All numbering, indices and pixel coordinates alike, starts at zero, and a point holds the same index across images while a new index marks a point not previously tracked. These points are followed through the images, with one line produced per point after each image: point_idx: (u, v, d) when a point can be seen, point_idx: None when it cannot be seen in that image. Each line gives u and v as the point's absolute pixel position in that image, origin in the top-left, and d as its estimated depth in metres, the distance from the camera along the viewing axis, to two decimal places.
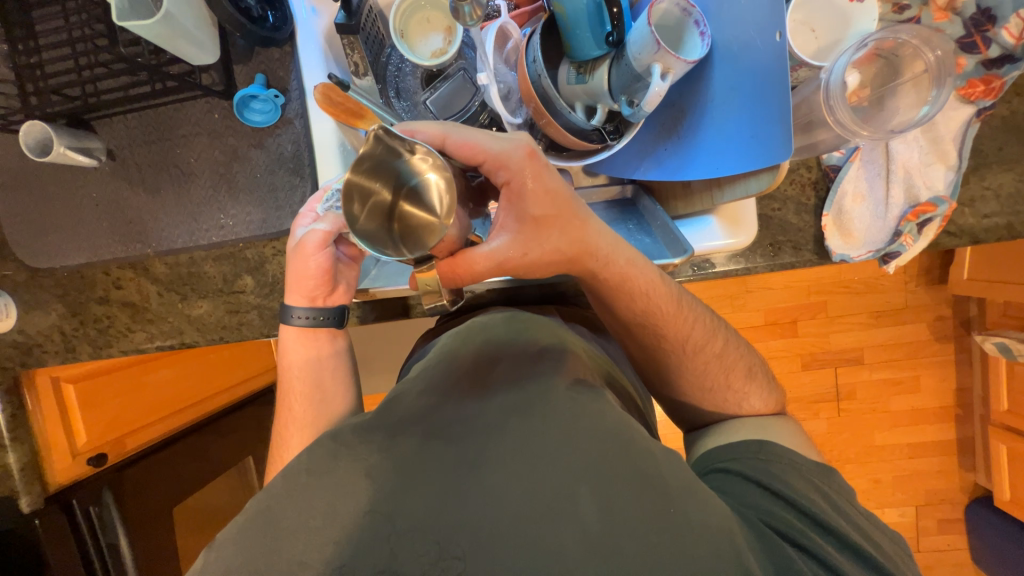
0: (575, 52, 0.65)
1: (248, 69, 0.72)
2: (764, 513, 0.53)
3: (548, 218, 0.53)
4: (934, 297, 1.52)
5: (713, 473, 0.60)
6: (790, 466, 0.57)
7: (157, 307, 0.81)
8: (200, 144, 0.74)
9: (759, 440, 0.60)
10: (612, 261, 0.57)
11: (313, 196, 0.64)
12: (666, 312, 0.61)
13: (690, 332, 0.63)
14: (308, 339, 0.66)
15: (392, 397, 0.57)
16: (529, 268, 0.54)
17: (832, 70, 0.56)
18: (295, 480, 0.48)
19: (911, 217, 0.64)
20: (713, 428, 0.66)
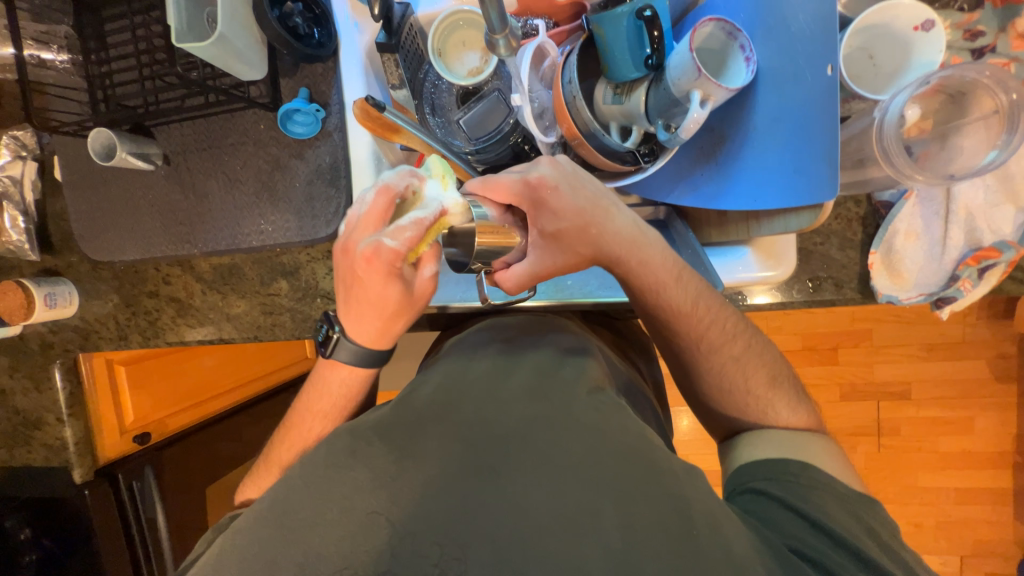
0: (612, 73, 0.64)
1: (294, 83, 0.75)
2: (803, 546, 0.44)
3: (563, 231, 0.55)
4: (996, 333, 1.40)
5: (745, 494, 0.52)
6: (832, 496, 0.48)
7: (200, 303, 0.86)
8: (246, 152, 0.78)
9: (800, 461, 0.52)
10: (623, 262, 0.56)
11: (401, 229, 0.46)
12: (677, 306, 0.56)
13: (722, 347, 0.58)
14: (359, 367, 0.58)
15: (409, 390, 0.54)
16: (561, 271, 0.57)
17: (887, 107, 0.53)
18: (318, 466, 0.45)
19: (970, 261, 0.59)
20: (747, 439, 0.58)
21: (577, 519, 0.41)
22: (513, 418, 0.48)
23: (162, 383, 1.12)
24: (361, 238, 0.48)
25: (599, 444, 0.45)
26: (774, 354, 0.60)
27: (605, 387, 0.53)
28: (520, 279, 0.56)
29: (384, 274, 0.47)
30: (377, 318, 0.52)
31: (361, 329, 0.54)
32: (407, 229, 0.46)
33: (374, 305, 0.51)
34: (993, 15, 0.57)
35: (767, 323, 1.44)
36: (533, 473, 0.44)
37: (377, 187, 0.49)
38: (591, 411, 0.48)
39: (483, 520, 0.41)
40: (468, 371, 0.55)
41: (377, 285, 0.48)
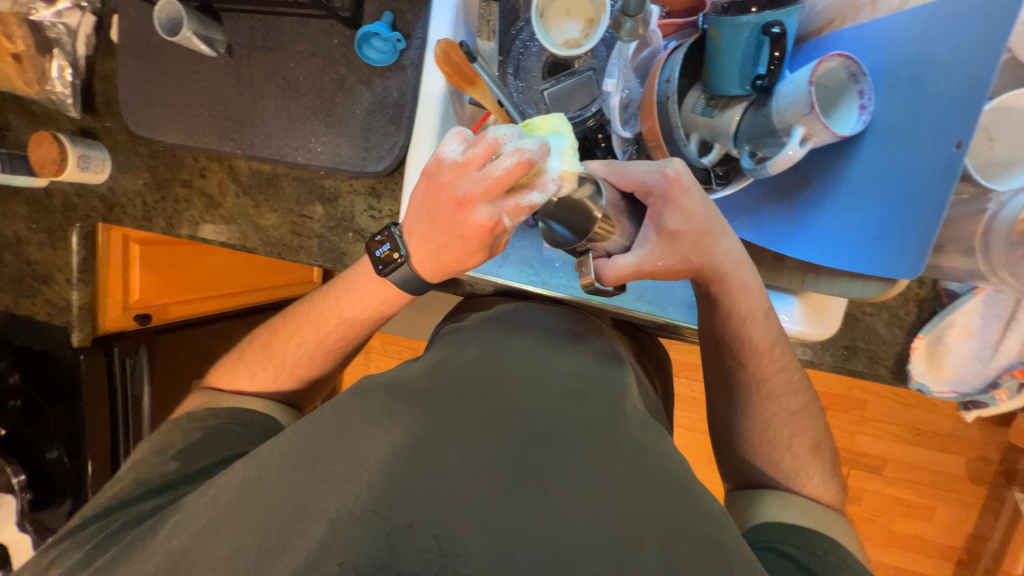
0: (712, 82, 0.60)
1: (380, 4, 0.71)
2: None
3: (683, 233, 0.53)
4: (986, 435, 1.40)
5: (760, 547, 0.51)
6: (852, 574, 0.48)
7: (231, 206, 0.84)
8: (313, 64, 0.74)
9: (820, 532, 0.51)
10: (727, 280, 0.55)
11: (517, 205, 0.48)
12: (754, 338, 0.58)
13: (777, 396, 0.59)
14: (393, 288, 0.60)
15: (440, 358, 0.54)
16: (658, 274, 0.54)
17: (1006, 203, 0.50)
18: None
19: (1017, 373, 0.58)
20: (770, 494, 0.56)
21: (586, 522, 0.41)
22: (547, 413, 0.47)
23: (174, 270, 1.13)
24: (479, 200, 0.48)
25: (631, 460, 0.45)
26: (791, 410, 0.59)
27: (645, 411, 0.51)
28: (621, 271, 0.52)
29: (480, 240, 0.51)
30: (448, 264, 0.55)
31: (426, 256, 0.55)
32: (524, 211, 0.48)
33: (450, 253, 0.54)
34: None
35: None
36: (552, 466, 0.43)
37: (514, 152, 0.45)
38: (637, 434, 0.47)
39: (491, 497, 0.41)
40: (504, 353, 0.54)
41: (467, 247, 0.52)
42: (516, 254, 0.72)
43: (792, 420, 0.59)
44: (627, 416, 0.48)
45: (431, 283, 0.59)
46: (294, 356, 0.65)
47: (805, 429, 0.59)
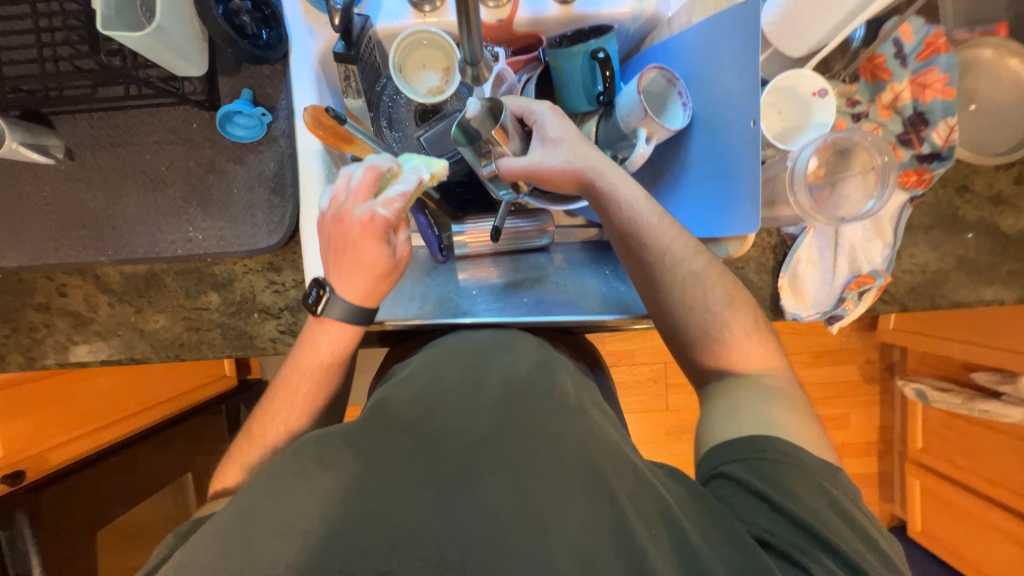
0: (567, 104, 0.71)
1: (235, 82, 0.70)
2: (766, 536, 0.46)
3: (562, 137, 0.60)
4: (864, 341, 1.67)
5: (714, 479, 0.53)
6: (797, 469, 0.50)
7: (106, 318, 0.75)
8: (174, 152, 0.71)
9: (766, 434, 0.52)
10: (610, 174, 0.60)
11: (394, 198, 0.52)
12: (654, 226, 0.60)
13: (681, 260, 0.60)
14: (349, 324, 0.59)
15: (380, 401, 0.54)
16: (546, 176, 0.61)
17: (797, 158, 0.63)
18: (282, 475, 0.44)
19: (853, 285, 0.71)
20: (718, 409, 0.57)
21: (539, 520, 0.43)
22: (479, 426, 0.48)
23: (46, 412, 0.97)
24: (356, 206, 0.53)
25: (560, 448, 0.47)
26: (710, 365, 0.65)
27: (573, 397, 0.55)
28: (513, 171, 0.62)
29: (375, 238, 0.53)
30: (364, 277, 0.55)
31: (347, 286, 0.56)
32: (396, 199, 0.53)
33: (359, 268, 0.55)
34: (866, 87, 0.71)
35: None
36: (496, 475, 0.45)
37: (366, 166, 0.54)
38: (558, 420, 0.50)
39: (455, 526, 0.42)
40: (432, 386, 0.54)
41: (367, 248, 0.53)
42: (434, 294, 0.76)
43: (726, 363, 0.60)
44: (541, 405, 0.51)
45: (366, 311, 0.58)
46: (263, 436, 0.59)
47: (732, 317, 0.60)
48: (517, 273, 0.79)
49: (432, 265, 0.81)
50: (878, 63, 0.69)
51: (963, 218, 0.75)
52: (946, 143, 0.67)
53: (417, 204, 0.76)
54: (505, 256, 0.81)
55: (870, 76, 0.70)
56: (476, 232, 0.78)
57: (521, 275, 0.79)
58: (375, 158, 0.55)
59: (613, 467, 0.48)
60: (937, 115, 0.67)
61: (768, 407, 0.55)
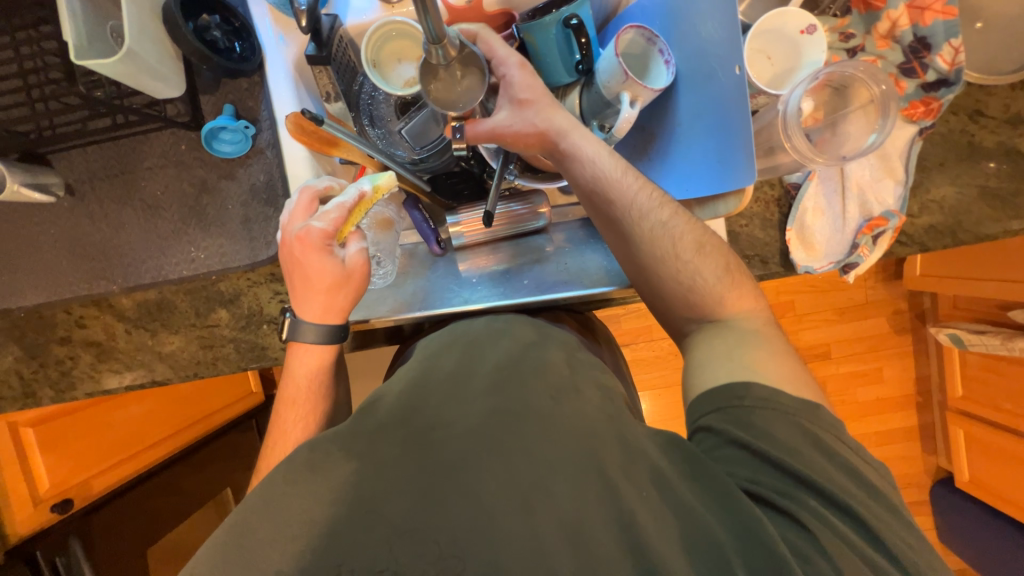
0: (546, 77, 0.69)
1: (216, 99, 0.71)
2: (749, 485, 0.45)
3: (530, 100, 0.60)
4: (891, 291, 1.61)
5: (698, 432, 0.51)
6: (779, 412, 0.48)
7: (126, 345, 0.77)
8: (167, 175, 0.72)
9: (743, 378, 0.50)
10: (575, 133, 0.59)
11: (335, 210, 0.58)
12: (619, 180, 0.58)
13: (646, 213, 0.58)
14: (319, 346, 0.61)
15: (369, 404, 0.53)
16: (514, 141, 0.62)
17: (787, 101, 0.60)
18: (277, 484, 0.44)
19: (866, 230, 0.67)
20: (699, 353, 0.55)
21: (527, 495, 0.43)
22: (475, 415, 0.49)
23: (86, 440, 1.01)
24: (296, 225, 0.59)
25: (551, 430, 0.48)
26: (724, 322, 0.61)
27: (565, 374, 0.55)
28: (478, 133, 0.62)
29: (316, 250, 0.57)
30: (317, 294, 0.58)
31: (304, 306, 0.59)
32: (331, 212, 0.58)
33: (312, 283, 0.58)
34: (860, 20, 0.68)
35: None
36: (485, 460, 0.45)
37: (302, 188, 0.61)
38: (551, 402, 0.50)
39: (453, 520, 0.42)
40: (428, 380, 0.55)
41: (310, 260, 0.57)
42: (435, 287, 0.76)
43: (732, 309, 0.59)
44: (535, 386, 0.52)
45: (341, 325, 0.61)
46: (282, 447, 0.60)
47: (702, 264, 0.57)
48: (515, 258, 0.78)
49: (432, 260, 0.79)
50: None
51: (980, 145, 0.70)
52: (952, 66, 0.62)
53: (410, 198, 0.76)
54: (503, 242, 0.79)
55: (863, 7, 0.67)
56: (471, 221, 0.76)
57: (518, 259, 0.78)
58: (313, 182, 0.63)
59: (605, 438, 0.47)
60: (939, 38, 0.63)
61: (749, 360, 0.52)
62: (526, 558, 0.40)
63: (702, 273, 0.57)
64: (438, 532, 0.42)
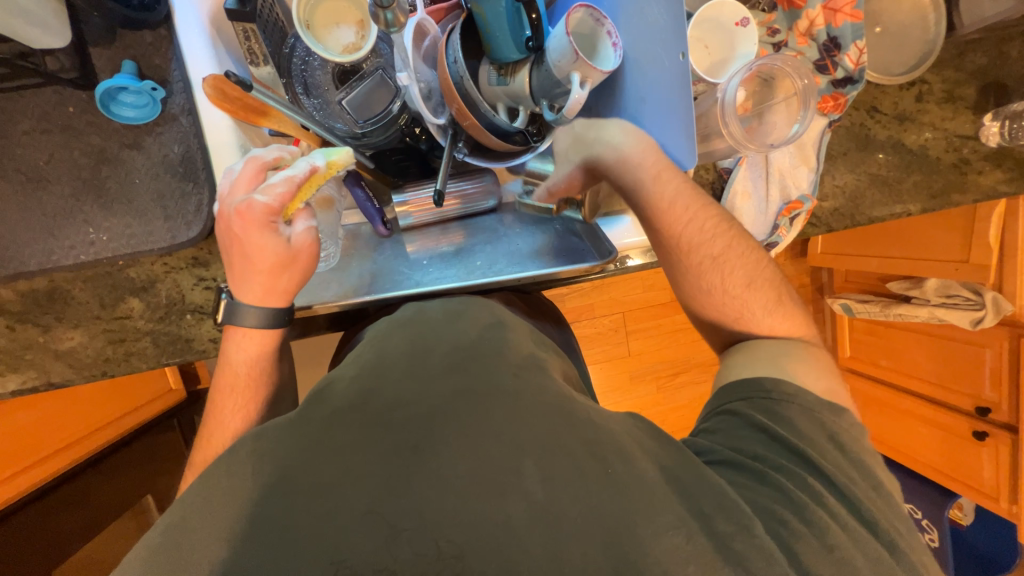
0: (495, 53, 0.67)
1: (111, 53, 0.61)
2: (748, 460, 0.49)
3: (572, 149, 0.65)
4: (797, 268, 1.81)
5: (721, 415, 0.56)
6: (801, 408, 0.53)
7: (8, 343, 0.66)
8: (51, 142, 0.61)
9: (776, 377, 0.56)
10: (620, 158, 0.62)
11: (279, 181, 0.52)
12: (660, 199, 0.61)
13: (699, 244, 0.62)
14: (257, 331, 0.56)
15: (321, 388, 0.52)
16: (566, 190, 0.69)
17: (726, 89, 0.64)
18: (223, 480, 0.42)
19: (785, 212, 0.75)
20: (747, 355, 0.60)
21: (498, 479, 0.42)
22: (438, 395, 0.48)
23: None
24: (235, 198, 0.52)
25: (516, 407, 0.47)
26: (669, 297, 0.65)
27: (520, 351, 0.56)
28: (541, 197, 0.72)
29: (258, 227, 0.52)
30: (262, 274, 0.53)
31: (245, 287, 0.54)
32: (277, 185, 0.52)
33: (256, 262, 0.53)
34: (784, 17, 0.74)
35: (641, 282, 1.65)
36: (448, 438, 0.44)
37: (246, 158, 0.54)
38: (512, 378, 0.51)
39: (414, 501, 0.40)
40: (384, 363, 0.54)
41: (252, 238, 0.52)
42: (382, 270, 0.73)
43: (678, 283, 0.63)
44: (492, 362, 0.53)
45: (286, 309, 0.56)
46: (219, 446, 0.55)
47: (750, 296, 0.62)
48: (466, 238, 0.77)
49: (377, 241, 0.76)
50: None
51: (874, 137, 0.80)
52: (857, 66, 0.69)
53: (351, 176, 0.72)
54: (453, 222, 0.78)
55: (786, 4, 0.73)
56: (419, 201, 0.73)
57: (470, 240, 0.77)
58: (258, 152, 0.56)
59: (564, 415, 0.48)
60: (847, 39, 0.69)
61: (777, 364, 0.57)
62: (494, 539, 0.39)
63: (750, 306, 0.62)
64: (402, 510, 0.40)
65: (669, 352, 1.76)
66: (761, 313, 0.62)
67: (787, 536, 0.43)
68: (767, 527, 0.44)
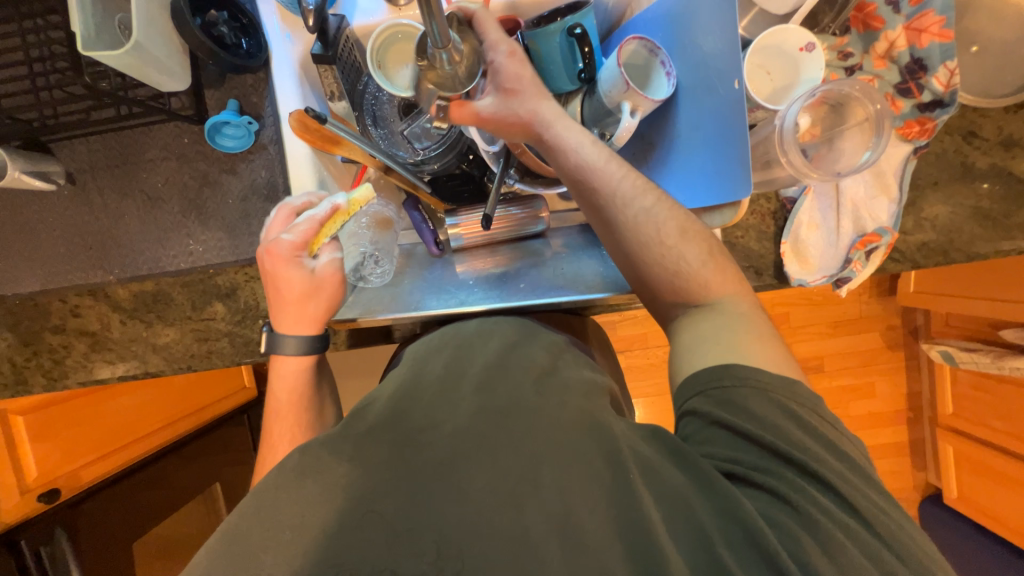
0: (550, 85, 0.69)
1: (220, 94, 0.72)
2: (726, 464, 0.47)
3: (514, 88, 0.57)
4: (884, 307, 1.62)
5: (685, 417, 0.52)
6: (755, 390, 0.49)
7: (120, 335, 0.77)
8: (168, 168, 0.73)
9: (723, 361, 0.51)
10: (550, 121, 0.57)
11: (304, 222, 0.62)
12: (595, 165, 0.56)
13: (629, 201, 0.56)
14: (297, 357, 0.65)
15: (361, 407, 0.54)
16: (497, 131, 0.59)
17: (785, 116, 0.61)
18: (269, 476, 0.45)
19: (860, 246, 0.68)
20: (694, 334, 0.55)
21: (514, 490, 0.45)
22: (464, 415, 0.51)
23: (80, 428, 1.01)
24: (268, 237, 0.63)
25: (538, 423, 0.50)
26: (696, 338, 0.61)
27: (552, 370, 0.58)
28: (466, 116, 0.58)
29: (285, 262, 0.61)
30: (293, 305, 0.62)
31: (281, 318, 0.63)
32: (301, 224, 0.62)
33: (287, 291, 0.62)
34: (858, 39, 0.69)
35: None
36: (474, 458, 0.47)
37: (279, 206, 0.65)
38: (536, 397, 0.53)
39: (437, 517, 0.43)
40: (420, 384, 0.56)
41: (282, 272, 0.61)
42: (434, 287, 0.76)
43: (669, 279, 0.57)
44: (523, 383, 0.55)
45: (321, 336, 0.65)
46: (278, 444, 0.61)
47: (687, 256, 0.56)
48: (514, 261, 0.79)
49: (429, 261, 0.80)
50: (869, 12, 0.67)
51: (973, 165, 0.72)
52: (948, 88, 0.63)
53: (411, 199, 0.78)
54: (501, 245, 0.80)
55: (861, 26, 0.68)
56: (469, 223, 0.77)
57: (515, 263, 0.79)
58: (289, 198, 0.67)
59: (587, 437, 0.49)
60: (936, 60, 0.63)
61: (739, 346, 0.52)
62: (512, 547, 0.42)
63: (687, 264, 0.56)
64: (423, 519, 0.43)
65: None
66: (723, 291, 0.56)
67: (799, 549, 0.41)
68: (783, 545, 0.42)
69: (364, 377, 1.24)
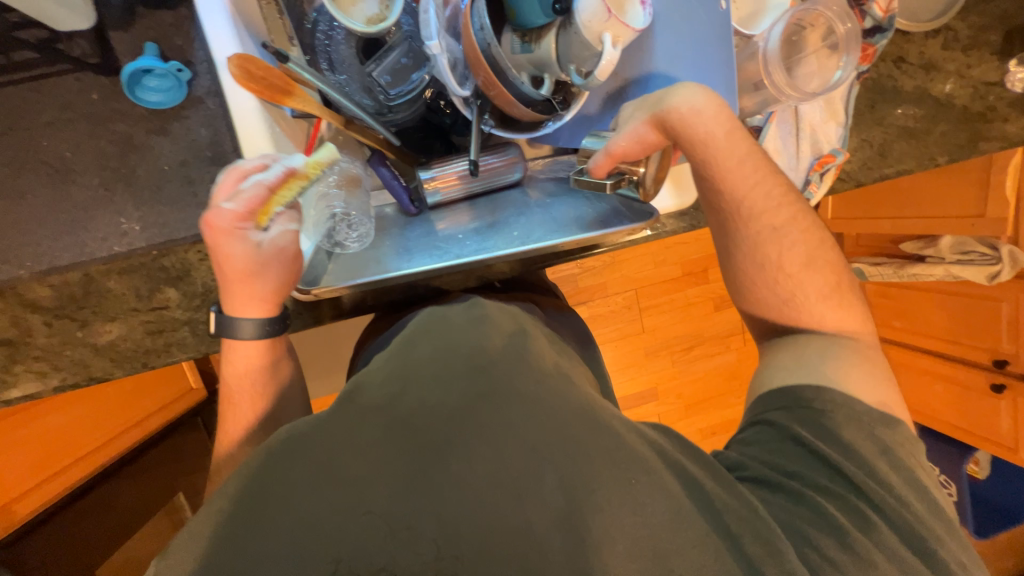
0: (519, 19, 0.65)
1: (132, 37, 0.60)
2: (775, 471, 0.53)
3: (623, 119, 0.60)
4: None
5: (757, 424, 0.59)
6: (845, 419, 0.55)
7: (47, 341, 0.65)
8: (77, 132, 0.60)
9: (815, 385, 0.57)
10: (701, 123, 0.58)
11: (246, 190, 0.54)
12: (722, 172, 0.61)
13: (759, 216, 0.63)
14: (253, 341, 0.62)
15: (350, 390, 0.49)
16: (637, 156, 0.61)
17: (768, 38, 0.66)
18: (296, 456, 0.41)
19: (817, 167, 0.74)
20: (792, 359, 0.61)
21: (516, 484, 0.42)
22: (456, 398, 0.46)
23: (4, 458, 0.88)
24: (213, 206, 0.55)
25: (536, 411, 0.46)
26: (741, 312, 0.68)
27: (555, 364, 0.55)
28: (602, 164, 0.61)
29: (226, 234, 0.54)
30: (241, 282, 0.58)
31: (229, 293, 0.59)
32: (245, 192, 0.54)
33: (231, 267, 0.57)
34: None
35: (652, 257, 1.66)
36: (474, 438, 0.44)
37: (228, 167, 0.56)
38: (535, 385, 0.49)
39: (436, 503, 0.40)
40: (410, 361, 0.51)
41: (223, 245, 0.55)
42: (415, 246, 0.71)
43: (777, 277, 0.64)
44: (524, 369, 0.50)
45: (276, 317, 0.62)
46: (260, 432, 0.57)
47: (807, 277, 0.63)
48: (495, 213, 0.75)
49: (406, 220, 0.75)
50: None
51: (901, 88, 0.79)
52: (885, 14, 0.69)
53: (377, 154, 0.71)
54: (480, 198, 0.77)
55: None
56: (446, 176, 0.72)
57: (500, 214, 0.75)
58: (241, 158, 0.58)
59: (591, 429, 0.46)
60: None
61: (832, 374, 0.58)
62: (513, 543, 0.40)
63: (801, 288, 0.63)
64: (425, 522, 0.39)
65: (682, 326, 1.76)
66: (821, 308, 0.63)
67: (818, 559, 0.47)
68: (797, 545, 0.48)
69: (334, 358, 1.17)
